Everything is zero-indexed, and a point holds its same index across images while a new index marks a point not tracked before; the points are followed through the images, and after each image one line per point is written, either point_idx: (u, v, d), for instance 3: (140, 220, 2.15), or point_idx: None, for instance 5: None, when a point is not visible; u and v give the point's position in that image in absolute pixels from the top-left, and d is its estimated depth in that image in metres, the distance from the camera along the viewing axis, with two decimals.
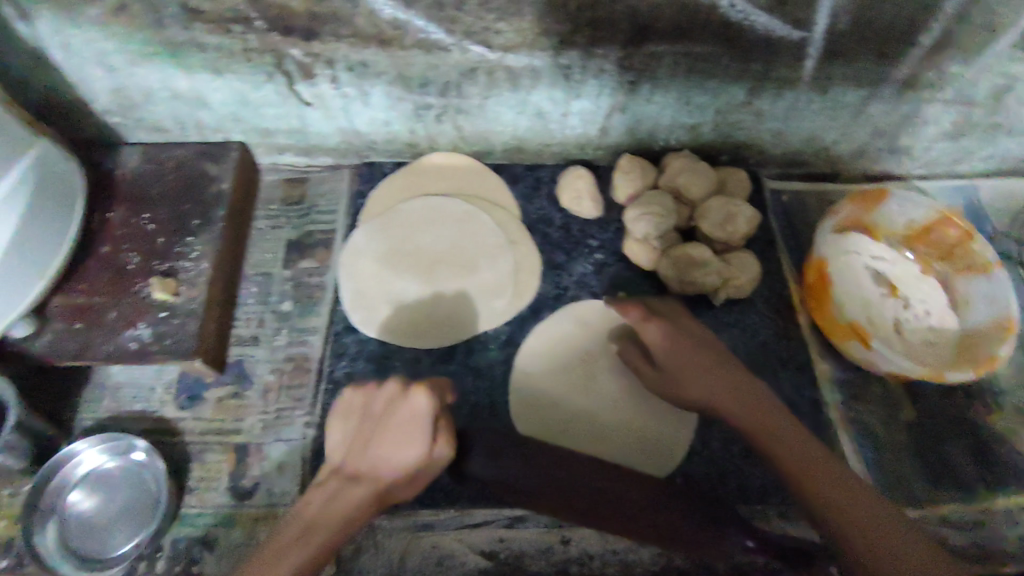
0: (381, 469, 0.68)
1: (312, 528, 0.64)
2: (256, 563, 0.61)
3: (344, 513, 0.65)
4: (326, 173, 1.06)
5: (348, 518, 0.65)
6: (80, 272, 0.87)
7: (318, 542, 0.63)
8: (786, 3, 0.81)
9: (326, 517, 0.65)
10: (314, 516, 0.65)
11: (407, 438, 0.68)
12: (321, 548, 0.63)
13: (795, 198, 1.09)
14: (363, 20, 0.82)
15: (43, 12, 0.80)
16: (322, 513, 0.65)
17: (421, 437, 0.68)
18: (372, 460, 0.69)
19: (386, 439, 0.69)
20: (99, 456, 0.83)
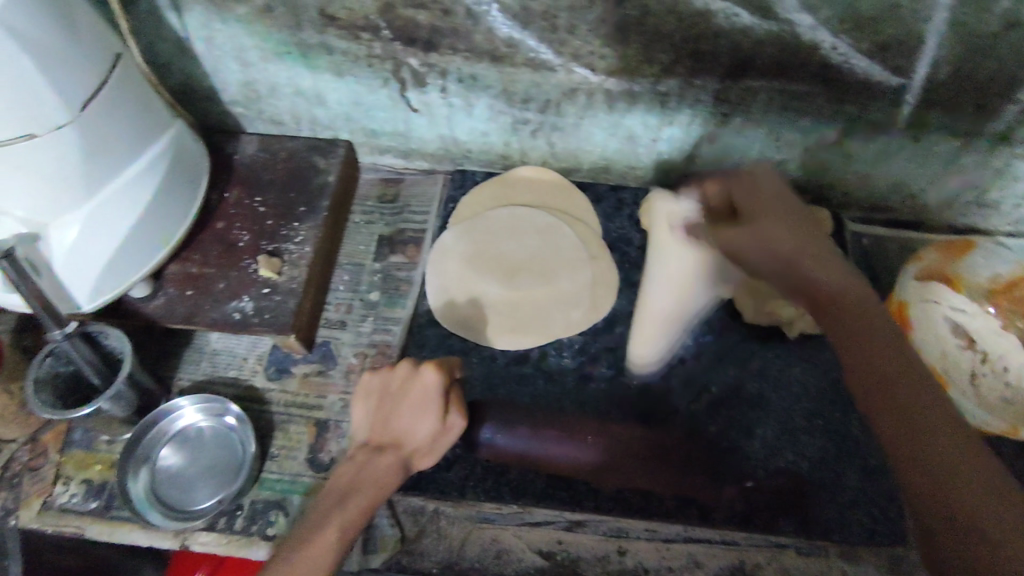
0: (403, 446, 0.69)
1: (343, 504, 0.66)
2: (298, 540, 0.63)
3: (375, 488, 0.67)
4: (420, 176, 1.12)
5: (375, 494, 0.68)
6: (195, 244, 0.95)
7: (354, 514, 0.65)
8: (888, 50, 0.84)
9: (357, 492, 0.67)
10: (344, 490, 0.67)
11: (422, 413, 0.69)
12: (354, 521, 0.65)
13: (876, 243, 1.11)
14: (480, 37, 0.88)
15: (199, 9, 0.89)
16: (351, 487, 0.67)
17: (434, 412, 0.69)
18: (392, 435, 0.70)
19: (405, 416, 0.70)
20: (195, 414, 0.89)
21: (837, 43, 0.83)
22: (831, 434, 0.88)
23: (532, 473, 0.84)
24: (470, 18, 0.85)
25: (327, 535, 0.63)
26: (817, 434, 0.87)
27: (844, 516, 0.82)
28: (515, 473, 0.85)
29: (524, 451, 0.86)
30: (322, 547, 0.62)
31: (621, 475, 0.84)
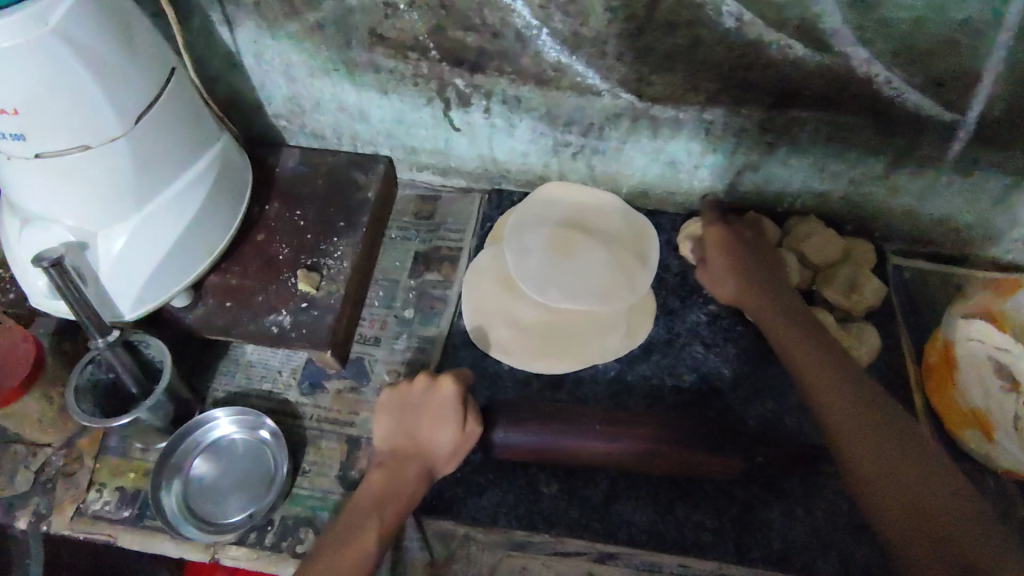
0: (427, 452, 0.76)
1: (378, 506, 0.72)
2: (335, 540, 0.69)
3: (406, 491, 0.73)
4: (457, 194, 1.13)
5: (407, 498, 0.73)
6: (235, 256, 0.96)
7: (388, 516, 0.71)
8: (943, 86, 0.82)
9: (390, 494, 0.73)
10: (378, 496, 0.73)
11: (444, 420, 0.76)
12: (389, 520, 0.71)
13: (918, 277, 1.07)
14: (528, 60, 0.88)
15: (251, 24, 0.90)
16: (384, 493, 0.73)
17: (456, 419, 0.76)
18: (417, 445, 0.76)
19: (428, 426, 0.77)
20: (230, 426, 0.89)
21: (891, 77, 0.82)
22: None
23: (564, 502, 0.83)
24: (519, 41, 0.85)
25: (368, 532, 0.69)
26: None
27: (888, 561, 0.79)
28: (547, 501, 0.83)
29: (557, 479, 0.85)
30: (362, 543, 0.68)
31: (656, 507, 0.83)
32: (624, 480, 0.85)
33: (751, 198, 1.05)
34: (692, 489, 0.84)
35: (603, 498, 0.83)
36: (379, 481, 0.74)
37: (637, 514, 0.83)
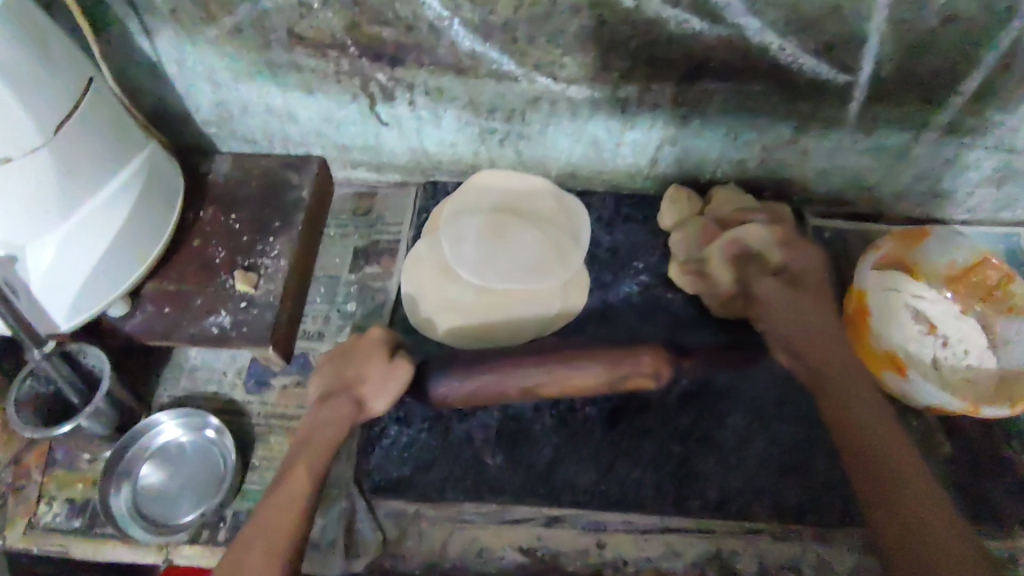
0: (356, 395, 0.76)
1: (304, 450, 0.73)
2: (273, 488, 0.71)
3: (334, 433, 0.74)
4: (392, 189, 1.15)
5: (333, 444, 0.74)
6: (171, 262, 0.97)
7: (315, 458, 0.73)
8: (833, 50, 0.88)
9: (317, 440, 0.74)
10: (306, 440, 0.74)
11: (368, 363, 0.77)
12: (313, 464, 0.72)
13: (838, 235, 1.13)
14: (444, 51, 0.91)
15: (169, 33, 0.92)
16: (313, 437, 0.74)
17: (379, 361, 0.77)
18: (344, 388, 0.76)
19: (356, 370, 0.77)
20: (176, 430, 0.90)
21: (785, 44, 0.87)
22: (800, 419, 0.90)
23: (510, 471, 0.86)
24: (433, 33, 0.89)
25: (296, 476, 0.71)
26: (787, 421, 0.90)
27: (815, 500, 0.85)
28: (493, 472, 0.86)
29: (502, 450, 0.87)
30: (287, 492, 0.69)
31: (598, 468, 0.86)
32: (566, 445, 0.88)
33: (674, 171, 1.09)
34: (631, 449, 0.88)
35: (547, 464, 0.86)
36: (308, 427, 0.75)
37: (580, 477, 0.86)
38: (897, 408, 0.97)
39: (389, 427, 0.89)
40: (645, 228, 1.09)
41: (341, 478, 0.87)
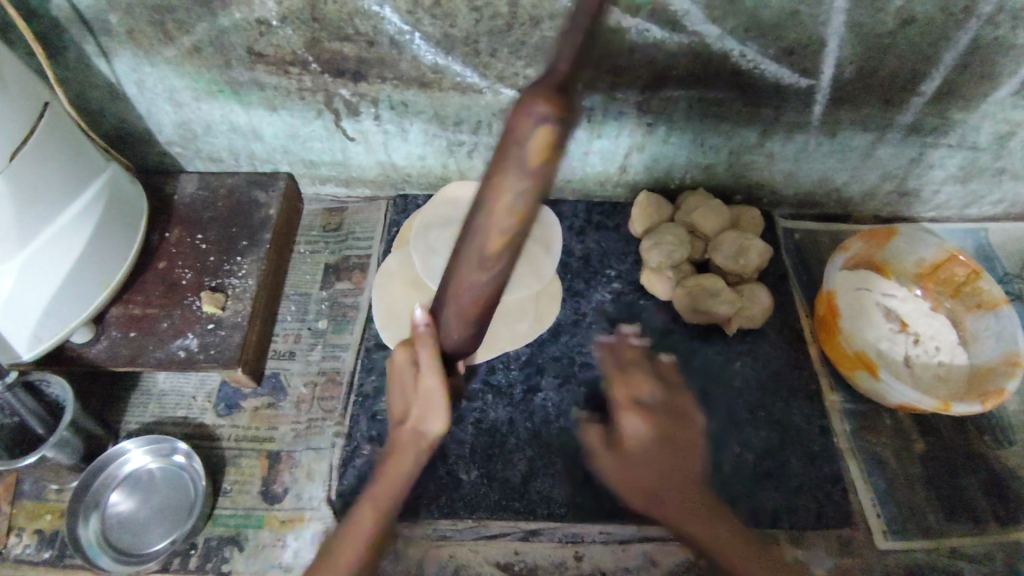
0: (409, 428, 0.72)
1: (370, 503, 0.72)
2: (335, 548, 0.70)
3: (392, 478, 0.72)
4: (363, 204, 1.14)
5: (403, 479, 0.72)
6: (136, 285, 0.95)
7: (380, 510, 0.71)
8: (793, 54, 0.89)
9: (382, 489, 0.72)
10: (377, 490, 0.72)
11: (413, 387, 0.72)
12: (376, 522, 0.71)
13: (807, 237, 1.14)
14: (407, 65, 0.90)
15: (126, 53, 0.90)
16: (387, 485, 0.72)
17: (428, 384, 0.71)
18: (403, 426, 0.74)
19: (401, 397, 0.74)
20: (144, 456, 0.88)
21: (745, 50, 0.88)
22: (773, 423, 0.92)
23: (484, 487, 0.85)
24: (394, 47, 0.88)
25: (353, 535, 0.70)
26: (760, 426, 0.92)
27: (790, 502, 0.86)
28: (468, 488, 0.85)
29: (476, 465, 0.87)
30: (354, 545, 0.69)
31: (573, 480, 0.86)
32: (541, 458, 0.87)
33: (643, 178, 1.10)
34: None
35: (522, 478, 0.86)
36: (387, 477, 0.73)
37: (556, 490, 0.85)
38: (871, 407, 0.97)
39: (361, 446, 0.87)
40: (617, 236, 1.09)
41: (314, 499, 0.86)
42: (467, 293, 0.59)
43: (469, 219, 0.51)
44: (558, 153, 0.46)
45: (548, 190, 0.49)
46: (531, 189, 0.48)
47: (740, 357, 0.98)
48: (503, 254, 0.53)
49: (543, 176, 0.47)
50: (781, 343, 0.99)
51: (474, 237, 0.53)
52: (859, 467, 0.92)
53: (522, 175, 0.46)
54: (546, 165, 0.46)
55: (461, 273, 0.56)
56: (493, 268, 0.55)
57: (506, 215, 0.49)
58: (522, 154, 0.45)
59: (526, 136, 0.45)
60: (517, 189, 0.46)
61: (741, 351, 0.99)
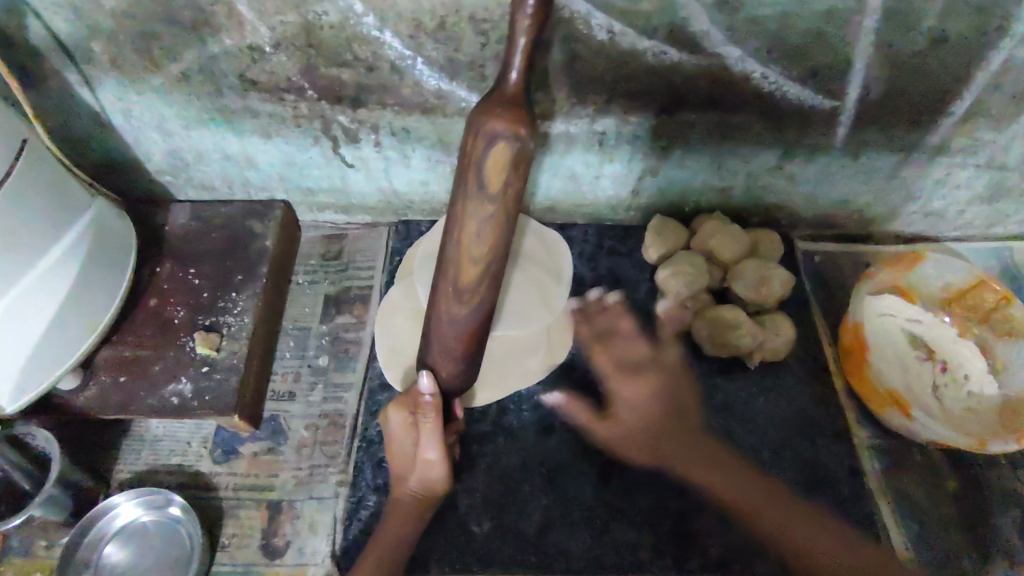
0: (410, 475, 0.77)
1: (377, 541, 0.76)
2: None
3: (404, 528, 0.77)
4: (363, 231, 1.09)
5: (414, 510, 0.77)
6: (126, 326, 0.90)
7: (393, 555, 0.75)
8: (818, 75, 0.84)
9: (391, 533, 0.76)
10: (388, 535, 0.76)
11: (411, 446, 0.76)
12: (388, 562, 0.75)
13: (828, 259, 1.09)
14: (409, 90, 0.85)
15: (111, 82, 0.85)
16: (399, 534, 0.76)
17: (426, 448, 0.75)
18: (403, 478, 0.78)
19: (401, 455, 0.77)
20: (136, 509, 0.83)
21: (767, 72, 0.83)
22: (798, 464, 0.88)
23: (497, 540, 0.81)
24: (395, 73, 0.83)
25: (368, 566, 0.74)
26: (786, 466, 0.88)
27: None
28: (480, 541, 0.81)
29: (489, 516, 0.82)
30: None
31: (591, 530, 0.81)
32: (557, 507, 0.83)
33: (657, 201, 1.05)
34: (625, 507, 0.83)
35: (536, 529, 0.82)
36: (395, 525, 0.77)
37: (572, 541, 0.81)
38: (900, 442, 0.92)
39: (367, 496, 0.83)
40: (630, 262, 1.05)
41: (318, 554, 0.82)
42: (448, 330, 0.65)
43: (447, 252, 0.59)
44: (515, 169, 0.54)
45: (510, 220, 0.57)
46: (495, 214, 0.56)
47: (762, 392, 0.93)
48: (477, 285, 0.60)
49: (507, 197, 0.55)
50: (804, 376, 0.96)
51: (450, 270, 0.60)
52: (888, 509, 0.87)
53: (485, 197, 0.54)
54: (505, 177, 0.53)
55: (444, 309, 0.63)
56: (471, 297, 0.61)
57: (477, 243, 0.57)
58: (481, 173, 0.54)
59: (486, 150, 0.52)
60: (482, 214, 0.55)
61: (763, 385, 0.94)
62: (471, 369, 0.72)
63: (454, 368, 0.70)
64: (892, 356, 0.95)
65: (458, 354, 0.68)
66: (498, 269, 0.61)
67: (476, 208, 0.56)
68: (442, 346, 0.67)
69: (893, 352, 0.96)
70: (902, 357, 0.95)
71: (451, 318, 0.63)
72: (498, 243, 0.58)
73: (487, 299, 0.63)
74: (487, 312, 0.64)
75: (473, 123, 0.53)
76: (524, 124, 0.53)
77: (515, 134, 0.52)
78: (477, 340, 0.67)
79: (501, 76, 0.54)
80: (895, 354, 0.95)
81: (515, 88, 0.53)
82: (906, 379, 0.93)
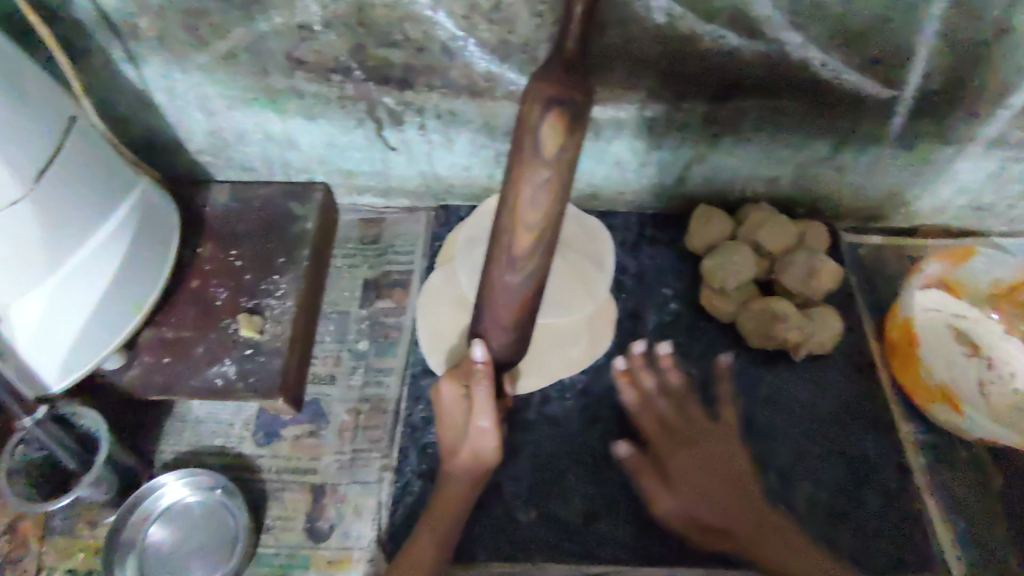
0: (462, 448, 0.76)
1: (428, 518, 0.75)
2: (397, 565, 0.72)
3: (457, 504, 0.76)
4: (402, 215, 1.08)
5: (468, 485, 0.77)
6: (170, 306, 0.90)
7: (443, 530, 0.74)
8: (879, 63, 0.82)
9: (443, 508, 0.76)
10: (437, 510, 0.75)
11: (462, 419, 0.76)
12: (441, 536, 0.74)
13: (873, 252, 1.07)
14: (458, 72, 0.84)
15: (156, 59, 0.84)
16: (450, 511, 0.75)
17: (475, 420, 0.74)
18: (454, 451, 0.77)
19: (453, 425, 0.78)
20: (181, 489, 0.83)
21: (827, 59, 0.81)
22: (845, 459, 0.87)
23: (543, 529, 0.81)
24: (445, 54, 0.81)
25: (420, 541, 0.73)
26: (833, 461, 0.87)
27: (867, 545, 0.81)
28: (525, 529, 0.81)
29: (534, 504, 0.83)
30: (417, 548, 0.72)
31: (637, 521, 0.82)
32: (603, 496, 0.83)
33: (701, 190, 1.03)
34: None
35: (581, 519, 0.82)
36: (448, 500, 0.76)
37: (619, 532, 0.81)
38: (946, 439, 0.91)
39: (412, 482, 0.84)
40: (672, 252, 1.04)
41: (362, 538, 0.82)
42: (502, 299, 0.63)
43: (501, 219, 0.58)
44: (573, 134, 0.52)
45: (565, 185, 0.55)
46: (550, 179, 0.53)
47: (807, 386, 0.93)
48: (531, 250, 0.58)
49: (563, 161, 0.53)
50: (849, 370, 0.95)
51: (504, 237, 0.58)
52: (937, 505, 0.86)
53: (540, 162, 0.52)
54: (561, 141, 0.51)
55: (496, 276, 0.61)
56: (525, 265, 0.59)
57: (531, 211, 0.55)
58: (537, 137, 0.51)
59: (540, 117, 0.51)
60: (538, 179, 0.53)
61: (807, 377, 0.93)
62: (523, 339, 0.70)
63: (504, 337, 0.68)
64: (939, 351, 0.93)
65: (510, 324, 0.66)
66: (552, 234, 0.58)
67: (531, 174, 0.53)
68: (495, 315, 0.65)
69: (942, 348, 0.93)
70: (951, 353, 0.93)
71: (504, 286, 0.61)
72: (552, 210, 0.56)
73: (540, 266, 0.60)
74: (539, 279, 0.62)
75: (531, 89, 0.51)
76: (579, 89, 0.51)
77: (571, 97, 0.50)
78: (530, 307, 0.65)
79: (559, 43, 0.53)
80: (945, 350, 0.93)
81: (573, 52, 0.52)
82: (955, 374, 0.91)
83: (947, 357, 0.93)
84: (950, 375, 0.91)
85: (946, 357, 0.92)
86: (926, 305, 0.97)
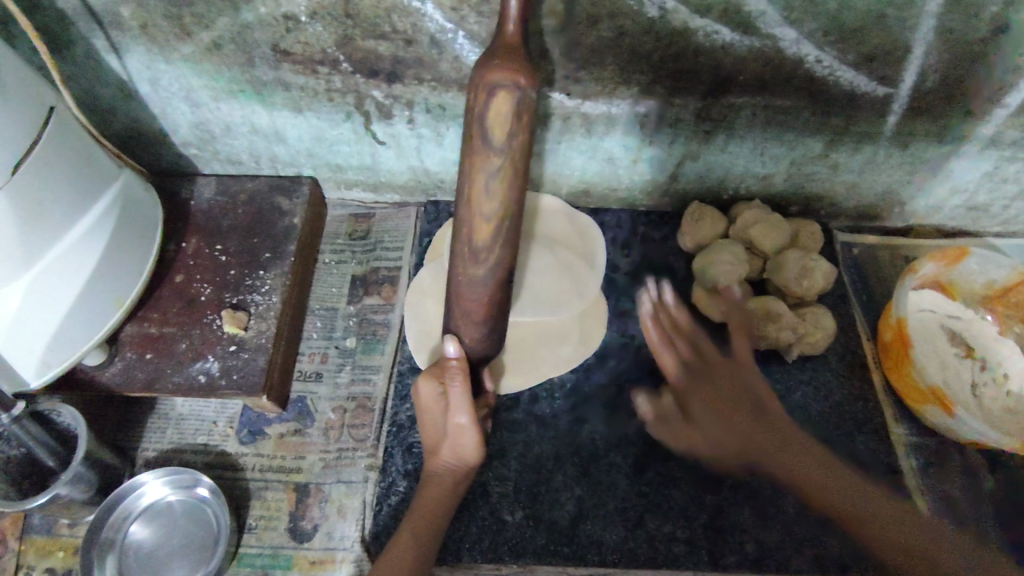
0: (443, 446, 0.75)
1: (410, 518, 0.74)
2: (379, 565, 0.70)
3: (440, 503, 0.74)
4: (391, 210, 1.07)
5: (451, 483, 0.75)
6: (152, 302, 0.88)
7: (427, 528, 0.73)
8: (875, 61, 0.80)
9: (426, 507, 0.74)
10: (420, 509, 0.74)
11: (439, 417, 0.75)
12: (424, 535, 0.72)
13: (867, 251, 1.06)
14: (447, 66, 0.82)
15: (138, 49, 0.82)
16: (432, 511, 0.74)
17: (452, 418, 0.72)
18: (436, 450, 0.76)
19: (433, 425, 0.76)
20: (162, 488, 0.82)
21: (822, 55, 0.80)
22: (837, 460, 0.86)
23: (529, 530, 0.80)
24: (434, 47, 0.80)
25: (402, 539, 0.72)
26: None
27: None
28: (512, 530, 0.80)
29: (520, 505, 0.82)
30: (399, 548, 0.71)
31: (625, 523, 0.80)
32: (590, 497, 0.82)
33: (694, 188, 1.02)
34: (660, 500, 0.82)
35: (570, 520, 0.81)
36: (430, 499, 0.74)
37: (606, 533, 0.80)
38: (938, 440, 0.90)
39: (397, 482, 0.82)
40: (665, 249, 1.02)
41: (346, 539, 0.81)
42: (469, 293, 0.63)
43: (460, 212, 0.57)
44: (521, 117, 0.51)
45: (521, 173, 0.54)
46: (503, 167, 0.53)
47: (800, 386, 0.92)
48: (492, 241, 0.58)
49: (515, 147, 0.52)
50: (842, 371, 0.94)
51: (464, 230, 0.58)
52: (927, 507, 0.85)
53: (491, 150, 0.52)
54: (510, 126, 0.51)
55: (462, 270, 0.61)
56: (487, 256, 0.59)
57: (487, 201, 0.55)
58: (485, 125, 0.51)
59: (486, 103, 0.51)
60: (489, 167, 0.53)
61: (800, 378, 0.92)
62: (497, 333, 0.69)
63: (477, 333, 0.67)
64: (931, 353, 0.92)
65: (481, 318, 0.66)
66: (513, 224, 0.58)
67: (483, 163, 0.53)
68: (465, 309, 0.65)
69: (935, 350, 0.92)
70: (943, 355, 0.92)
71: (469, 279, 0.61)
72: (510, 199, 0.56)
73: (504, 256, 0.60)
74: (505, 270, 0.61)
75: (475, 76, 0.51)
76: (524, 71, 0.51)
77: (515, 81, 0.50)
78: (499, 299, 0.64)
79: (499, 27, 0.53)
80: (938, 352, 0.92)
81: (514, 32, 0.52)
82: (946, 376, 0.90)
83: (940, 359, 0.91)
84: (942, 377, 0.90)
85: (939, 360, 0.91)
86: (920, 306, 0.96)
